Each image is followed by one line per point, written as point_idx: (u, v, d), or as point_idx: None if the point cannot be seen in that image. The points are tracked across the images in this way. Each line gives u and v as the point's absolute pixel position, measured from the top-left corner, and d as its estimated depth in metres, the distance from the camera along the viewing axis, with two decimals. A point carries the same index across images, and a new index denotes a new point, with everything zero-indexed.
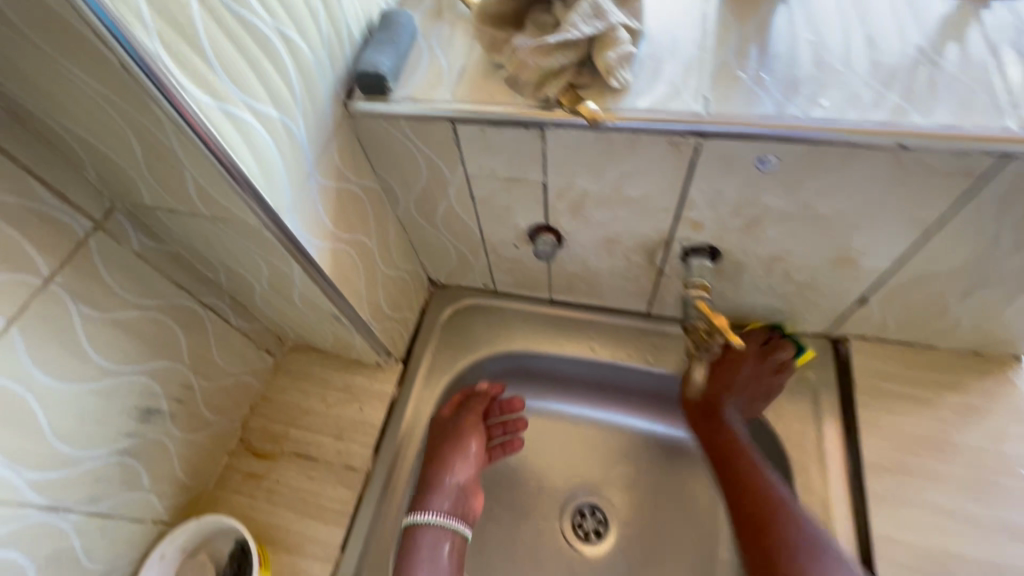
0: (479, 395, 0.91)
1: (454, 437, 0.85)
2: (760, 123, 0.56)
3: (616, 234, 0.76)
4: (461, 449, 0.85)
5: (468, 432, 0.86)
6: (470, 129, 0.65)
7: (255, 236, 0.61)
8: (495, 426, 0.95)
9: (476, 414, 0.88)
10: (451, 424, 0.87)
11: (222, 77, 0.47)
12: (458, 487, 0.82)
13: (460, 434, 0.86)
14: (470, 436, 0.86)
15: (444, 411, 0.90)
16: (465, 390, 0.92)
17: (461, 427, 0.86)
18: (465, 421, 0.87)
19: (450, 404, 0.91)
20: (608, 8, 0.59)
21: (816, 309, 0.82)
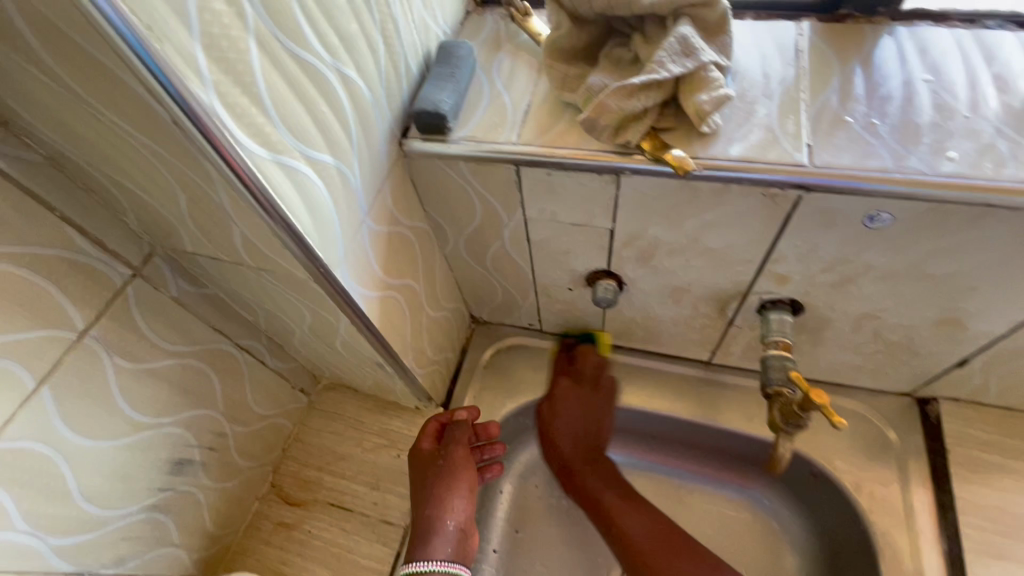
0: (461, 422, 0.81)
1: (443, 473, 0.74)
2: (879, 175, 0.49)
3: (685, 283, 0.69)
4: (455, 485, 0.73)
5: (457, 464, 0.74)
6: (535, 173, 0.59)
7: (301, 288, 0.56)
8: (476, 453, 0.84)
9: (460, 444, 0.77)
10: (435, 459, 0.76)
11: (279, 126, 0.42)
12: (459, 530, 0.71)
13: (449, 469, 0.74)
14: (460, 469, 0.74)
15: (425, 444, 0.79)
16: (440, 418, 0.82)
17: (448, 461, 0.75)
18: (452, 453, 0.76)
19: (428, 434, 0.80)
20: (699, 44, 0.53)
21: (906, 369, 0.74)
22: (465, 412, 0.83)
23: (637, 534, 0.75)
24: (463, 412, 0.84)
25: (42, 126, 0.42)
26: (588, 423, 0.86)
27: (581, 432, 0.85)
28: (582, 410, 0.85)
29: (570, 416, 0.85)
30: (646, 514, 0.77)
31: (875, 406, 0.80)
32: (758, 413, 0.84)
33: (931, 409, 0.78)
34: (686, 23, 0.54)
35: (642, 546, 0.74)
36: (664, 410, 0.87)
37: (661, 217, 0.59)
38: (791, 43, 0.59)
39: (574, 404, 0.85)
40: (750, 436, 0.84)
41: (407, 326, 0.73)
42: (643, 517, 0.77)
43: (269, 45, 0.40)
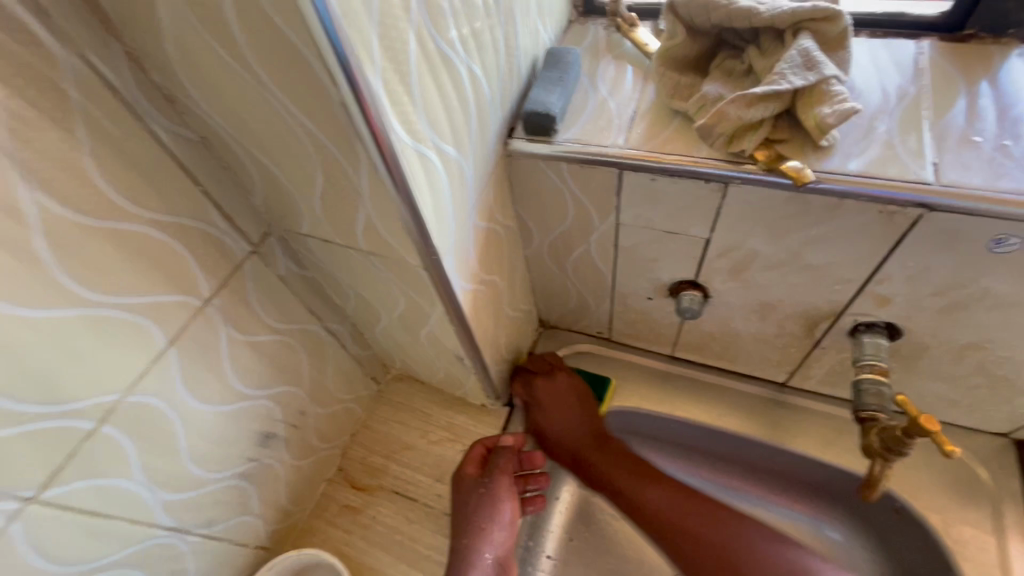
0: (507, 450, 0.80)
1: (487, 504, 0.75)
2: (1013, 198, 0.47)
3: (776, 299, 0.68)
4: (496, 517, 0.75)
5: (502, 497, 0.76)
6: (638, 178, 0.60)
7: (407, 275, 0.58)
8: (519, 481, 0.83)
9: (505, 477, 0.77)
10: (479, 487, 0.77)
11: (421, 116, 0.44)
12: (496, 563, 0.73)
13: (493, 502, 0.75)
14: (503, 502, 0.76)
15: (469, 470, 0.79)
16: (485, 443, 0.82)
17: (493, 493, 0.76)
18: (496, 484, 0.76)
19: (473, 459, 0.80)
20: (821, 58, 0.53)
21: (1007, 407, 0.70)
22: (512, 439, 0.82)
23: (662, 504, 0.76)
24: (510, 437, 0.83)
25: (207, 104, 0.45)
26: (583, 423, 0.85)
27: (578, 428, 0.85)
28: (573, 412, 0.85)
29: (558, 413, 0.85)
30: (669, 485, 0.78)
31: (967, 444, 0.76)
32: (835, 441, 0.81)
33: None
34: (807, 37, 0.54)
35: (665, 514, 0.75)
36: (735, 430, 0.85)
37: (764, 229, 0.59)
38: (911, 61, 0.59)
39: (562, 401, 0.86)
40: (826, 464, 0.81)
41: (488, 322, 0.75)
42: (663, 488, 0.78)
43: (423, 38, 0.42)
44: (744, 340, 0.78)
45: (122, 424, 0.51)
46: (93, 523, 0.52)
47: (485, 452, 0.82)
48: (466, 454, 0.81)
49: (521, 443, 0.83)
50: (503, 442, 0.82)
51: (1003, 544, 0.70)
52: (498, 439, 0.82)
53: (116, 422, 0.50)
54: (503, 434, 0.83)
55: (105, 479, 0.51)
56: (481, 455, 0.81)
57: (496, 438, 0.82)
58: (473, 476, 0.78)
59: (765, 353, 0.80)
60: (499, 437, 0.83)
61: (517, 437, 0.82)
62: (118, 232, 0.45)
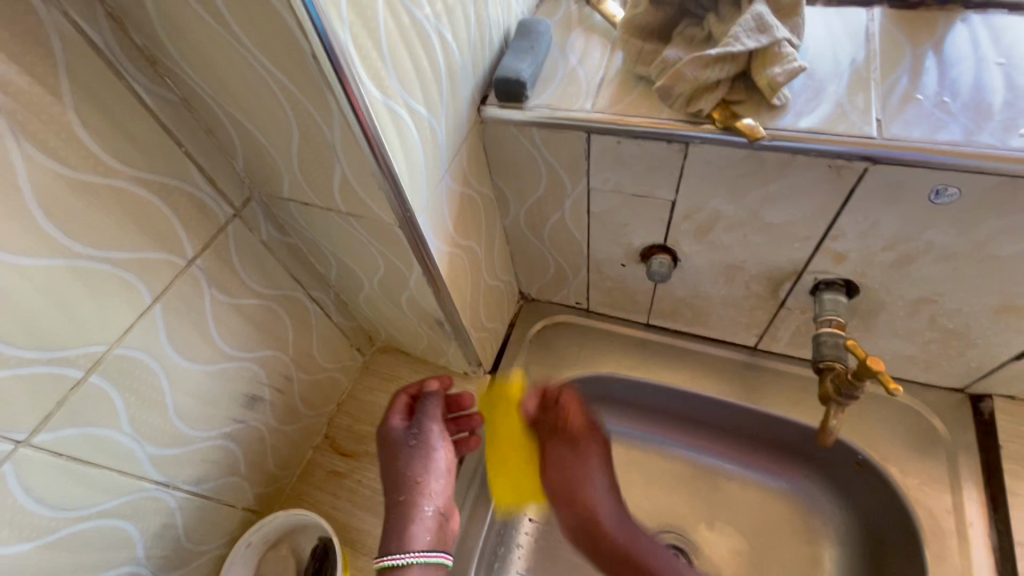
0: (432, 395, 0.81)
1: (420, 454, 0.75)
2: (949, 150, 0.51)
3: (741, 260, 0.71)
4: (430, 466, 0.74)
5: (433, 442, 0.76)
6: (605, 141, 0.62)
7: (383, 234, 0.60)
8: (451, 425, 0.84)
9: (434, 419, 0.79)
10: (409, 439, 0.76)
11: (391, 74, 0.47)
12: (438, 516, 0.72)
13: (427, 449, 0.75)
14: (437, 447, 0.76)
15: (396, 421, 0.79)
16: (410, 391, 0.82)
17: (425, 440, 0.76)
18: (426, 431, 0.77)
19: (398, 409, 0.80)
20: (773, 22, 0.56)
21: (961, 361, 0.73)
22: (436, 385, 0.82)
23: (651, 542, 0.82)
24: (434, 383, 0.83)
25: (187, 64, 0.47)
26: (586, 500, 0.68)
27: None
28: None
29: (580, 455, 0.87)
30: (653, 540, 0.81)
31: (925, 400, 0.80)
32: (802, 401, 0.85)
33: (983, 407, 0.78)
34: (762, 3, 0.57)
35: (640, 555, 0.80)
36: (707, 393, 0.88)
37: (726, 188, 0.62)
38: (862, 27, 0.62)
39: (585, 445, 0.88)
40: (793, 423, 0.84)
41: (467, 287, 0.77)
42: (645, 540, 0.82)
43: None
44: (714, 304, 0.82)
45: (109, 374, 0.53)
46: (83, 471, 0.54)
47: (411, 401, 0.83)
48: (391, 406, 0.81)
49: (447, 386, 0.85)
50: (428, 390, 0.82)
51: (957, 491, 0.74)
52: (422, 385, 0.83)
53: (103, 373, 0.53)
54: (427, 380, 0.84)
55: (94, 428, 0.54)
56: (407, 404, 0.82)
57: (419, 386, 0.83)
58: (402, 427, 0.78)
59: (734, 317, 0.83)
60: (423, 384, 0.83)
61: (443, 380, 0.85)
62: (102, 186, 0.47)
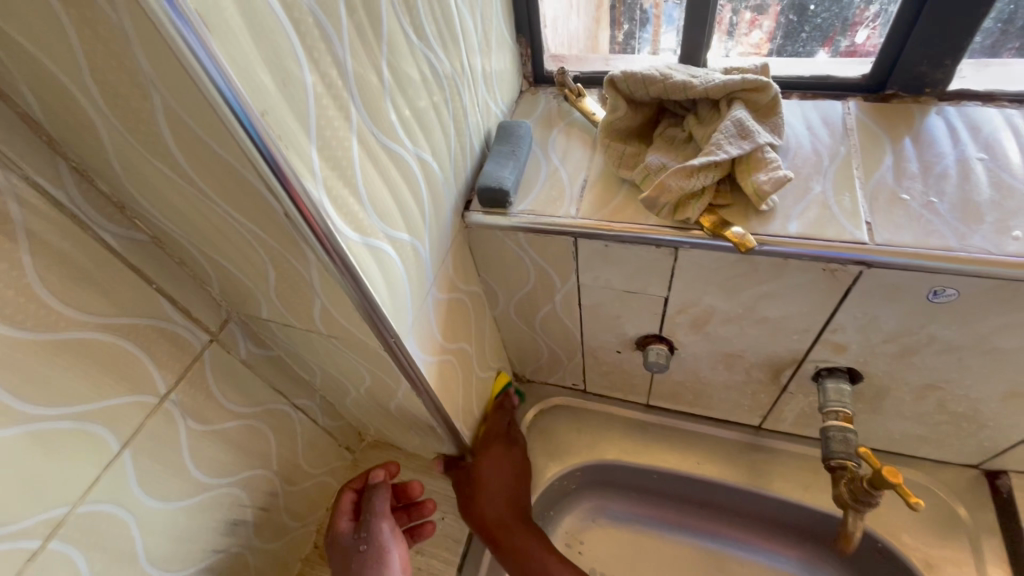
0: (378, 488, 0.75)
1: (370, 558, 0.68)
2: (943, 254, 0.50)
3: (739, 350, 0.69)
4: (385, 568, 0.67)
5: (385, 543, 0.69)
6: (593, 244, 0.61)
7: (369, 355, 0.58)
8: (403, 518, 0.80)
9: (384, 516, 0.72)
10: (357, 544, 0.70)
11: (369, 211, 0.45)
12: None
13: (377, 552, 0.68)
14: (388, 548, 0.69)
15: (341, 522, 0.73)
16: (354, 487, 0.76)
17: (375, 542, 0.69)
18: (376, 532, 0.70)
19: (342, 506, 0.75)
20: (754, 127, 0.56)
21: (973, 441, 0.71)
22: (381, 474, 0.76)
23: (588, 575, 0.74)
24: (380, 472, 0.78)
25: (155, 210, 0.45)
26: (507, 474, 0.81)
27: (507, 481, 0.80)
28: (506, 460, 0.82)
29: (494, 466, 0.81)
30: None
31: (941, 479, 0.77)
32: (814, 483, 0.81)
33: (1001, 484, 0.74)
34: (740, 107, 0.57)
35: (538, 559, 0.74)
36: (715, 478, 0.84)
37: (719, 286, 0.60)
38: (839, 121, 0.62)
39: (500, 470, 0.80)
40: (807, 507, 0.81)
41: (458, 388, 0.74)
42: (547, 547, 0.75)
43: (365, 137, 0.43)
44: (714, 386, 0.79)
45: (73, 536, 0.49)
46: None
47: (358, 496, 0.77)
48: (336, 505, 0.75)
49: (394, 475, 0.80)
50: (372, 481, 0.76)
51: None
52: (366, 478, 0.78)
53: (65, 536, 0.48)
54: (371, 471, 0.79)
55: None
56: (353, 502, 0.76)
57: (364, 479, 0.78)
58: (350, 530, 0.72)
59: (737, 399, 0.80)
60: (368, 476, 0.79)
61: (385, 468, 0.79)
62: (65, 343, 0.45)
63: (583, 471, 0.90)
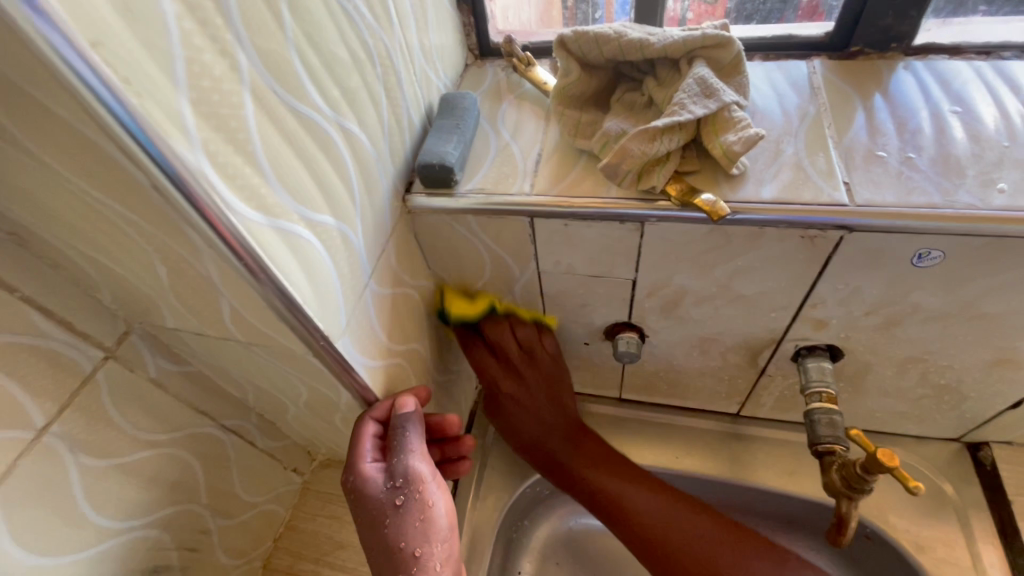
0: (411, 419, 0.55)
1: (413, 517, 0.50)
2: (928, 212, 0.45)
3: (715, 332, 0.64)
4: (431, 533, 0.50)
5: (430, 498, 0.51)
6: (551, 224, 0.55)
7: (298, 363, 0.49)
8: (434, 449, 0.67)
9: (420, 457, 0.53)
10: (394, 497, 0.51)
11: (276, 187, 0.37)
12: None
13: (421, 509, 0.50)
14: (434, 503, 0.51)
15: (365, 465, 0.53)
16: (375, 416, 0.55)
17: (419, 498, 0.51)
18: (417, 481, 0.51)
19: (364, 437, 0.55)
20: (718, 85, 0.50)
21: (955, 413, 0.68)
22: (411, 402, 0.55)
23: (646, 510, 0.64)
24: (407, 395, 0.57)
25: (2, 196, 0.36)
26: (540, 396, 0.69)
27: (546, 421, 0.69)
28: (528, 392, 0.69)
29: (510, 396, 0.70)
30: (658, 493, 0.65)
31: (924, 455, 0.74)
32: (797, 470, 0.77)
33: (984, 456, 0.72)
34: (702, 65, 0.52)
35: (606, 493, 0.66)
36: (695, 472, 0.79)
37: (690, 262, 0.55)
38: (805, 80, 0.58)
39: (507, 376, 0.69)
40: (791, 496, 0.76)
41: None
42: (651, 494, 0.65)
43: (264, 95, 0.35)
44: (690, 375, 0.74)
45: None
46: None
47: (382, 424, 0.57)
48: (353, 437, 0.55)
49: (423, 398, 0.59)
50: (403, 413, 0.55)
51: (976, 559, 0.67)
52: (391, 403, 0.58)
53: None
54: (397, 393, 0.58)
55: None
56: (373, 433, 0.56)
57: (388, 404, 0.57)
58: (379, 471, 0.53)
59: (714, 387, 0.75)
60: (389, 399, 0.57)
61: (417, 394, 0.58)
62: None
63: None
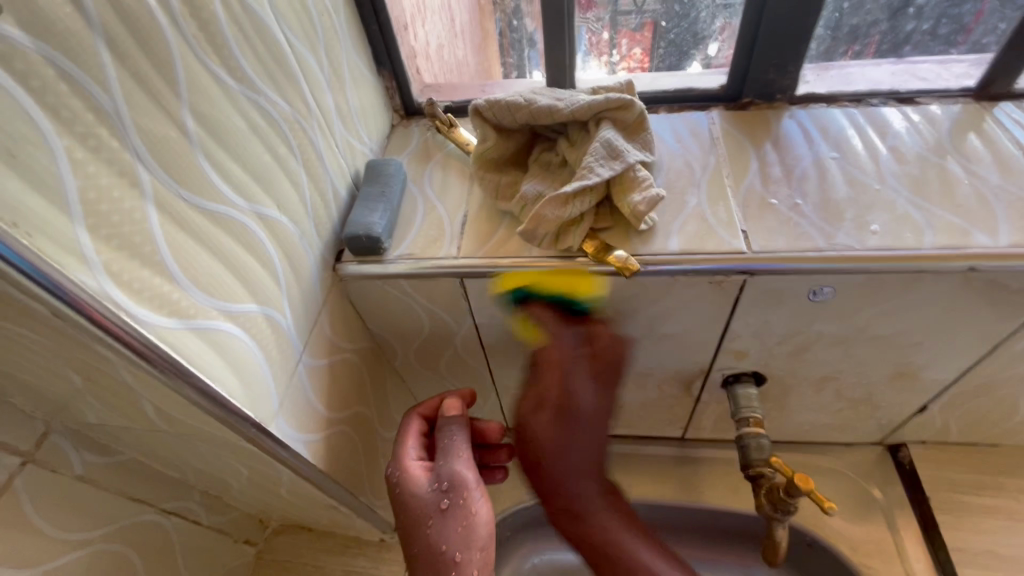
0: (458, 424, 0.58)
1: (455, 521, 0.50)
2: (815, 255, 0.50)
3: (648, 368, 0.68)
4: (470, 536, 0.49)
5: (472, 504, 0.51)
6: (480, 284, 0.57)
7: (233, 448, 0.49)
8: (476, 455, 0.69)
9: (464, 462, 0.54)
10: (436, 497, 0.52)
11: (189, 289, 0.38)
12: None
13: (464, 514, 0.50)
14: (476, 509, 0.50)
15: (412, 463, 0.55)
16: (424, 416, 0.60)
17: (462, 501, 0.51)
18: (460, 483, 0.52)
19: (413, 435, 0.59)
20: (623, 146, 0.54)
21: (872, 420, 0.74)
22: (457, 406, 0.59)
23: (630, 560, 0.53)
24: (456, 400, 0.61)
25: None
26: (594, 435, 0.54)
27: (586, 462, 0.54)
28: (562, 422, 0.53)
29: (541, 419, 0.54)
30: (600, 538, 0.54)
31: (851, 461, 0.79)
32: (742, 488, 0.81)
33: (903, 457, 0.78)
34: (608, 127, 0.56)
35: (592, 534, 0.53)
36: (647, 499, 0.82)
37: (615, 309, 0.58)
38: (705, 131, 0.63)
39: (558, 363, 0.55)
40: (738, 513, 0.80)
41: (361, 457, 0.66)
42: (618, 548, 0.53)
43: (171, 205, 0.36)
44: (632, 406, 0.77)
45: None
46: None
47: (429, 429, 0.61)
48: (402, 436, 0.59)
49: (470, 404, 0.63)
50: (449, 417, 0.58)
51: (905, 557, 0.72)
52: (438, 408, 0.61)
53: None
54: (444, 398, 0.62)
55: None
56: (421, 436, 0.59)
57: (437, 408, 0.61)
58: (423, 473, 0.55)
59: (656, 415, 0.78)
60: (440, 403, 0.62)
61: (464, 397, 0.62)
62: None
63: (516, 515, 0.84)
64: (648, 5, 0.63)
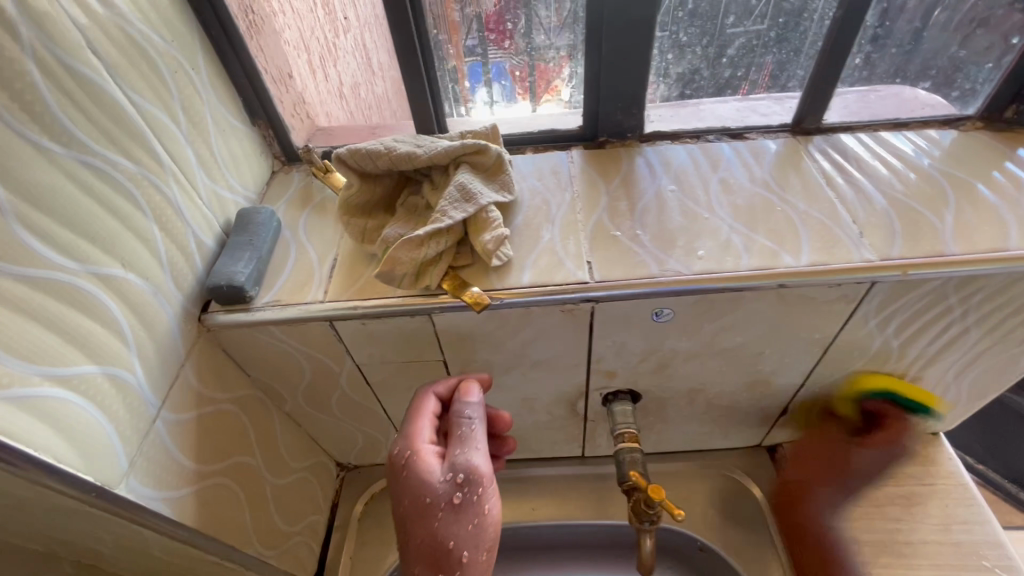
0: (476, 413, 0.56)
1: (466, 518, 0.49)
2: (649, 281, 0.55)
3: (533, 393, 0.71)
4: (478, 534, 0.49)
5: (484, 503, 0.50)
6: (350, 325, 0.58)
7: (79, 514, 0.47)
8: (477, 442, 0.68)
9: (480, 452, 0.53)
10: (448, 488, 0.50)
11: (3, 357, 0.38)
12: None
13: (476, 511, 0.50)
14: (488, 508, 0.50)
15: (425, 446, 0.54)
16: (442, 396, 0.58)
17: (476, 496, 0.50)
18: (478, 478, 0.51)
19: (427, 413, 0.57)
20: (477, 188, 0.58)
21: (746, 425, 0.80)
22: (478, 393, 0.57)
23: None
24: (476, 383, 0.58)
25: None
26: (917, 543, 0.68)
27: None
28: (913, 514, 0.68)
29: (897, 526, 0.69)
30: None
31: (736, 464, 0.85)
32: None
33: (780, 456, 0.84)
34: (465, 170, 0.60)
35: None
36: (552, 520, 0.84)
37: (484, 340, 0.61)
38: (565, 169, 0.68)
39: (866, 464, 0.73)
40: None
41: (244, 507, 0.65)
42: None
43: None
44: (529, 429, 0.79)
45: None
46: None
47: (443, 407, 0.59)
48: (416, 412, 0.57)
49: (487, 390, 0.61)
50: (467, 402, 0.56)
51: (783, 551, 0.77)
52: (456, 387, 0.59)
53: None
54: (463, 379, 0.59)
55: None
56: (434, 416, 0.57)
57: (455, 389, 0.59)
58: (436, 458, 0.53)
59: (555, 437, 0.81)
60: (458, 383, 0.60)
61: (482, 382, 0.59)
62: None
63: None
64: (562, 41, 0.65)
